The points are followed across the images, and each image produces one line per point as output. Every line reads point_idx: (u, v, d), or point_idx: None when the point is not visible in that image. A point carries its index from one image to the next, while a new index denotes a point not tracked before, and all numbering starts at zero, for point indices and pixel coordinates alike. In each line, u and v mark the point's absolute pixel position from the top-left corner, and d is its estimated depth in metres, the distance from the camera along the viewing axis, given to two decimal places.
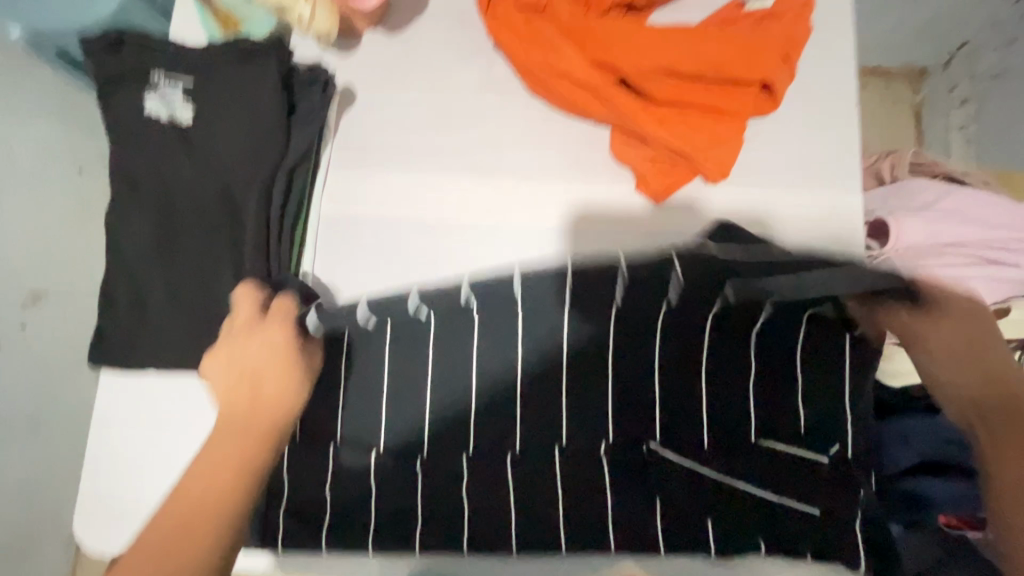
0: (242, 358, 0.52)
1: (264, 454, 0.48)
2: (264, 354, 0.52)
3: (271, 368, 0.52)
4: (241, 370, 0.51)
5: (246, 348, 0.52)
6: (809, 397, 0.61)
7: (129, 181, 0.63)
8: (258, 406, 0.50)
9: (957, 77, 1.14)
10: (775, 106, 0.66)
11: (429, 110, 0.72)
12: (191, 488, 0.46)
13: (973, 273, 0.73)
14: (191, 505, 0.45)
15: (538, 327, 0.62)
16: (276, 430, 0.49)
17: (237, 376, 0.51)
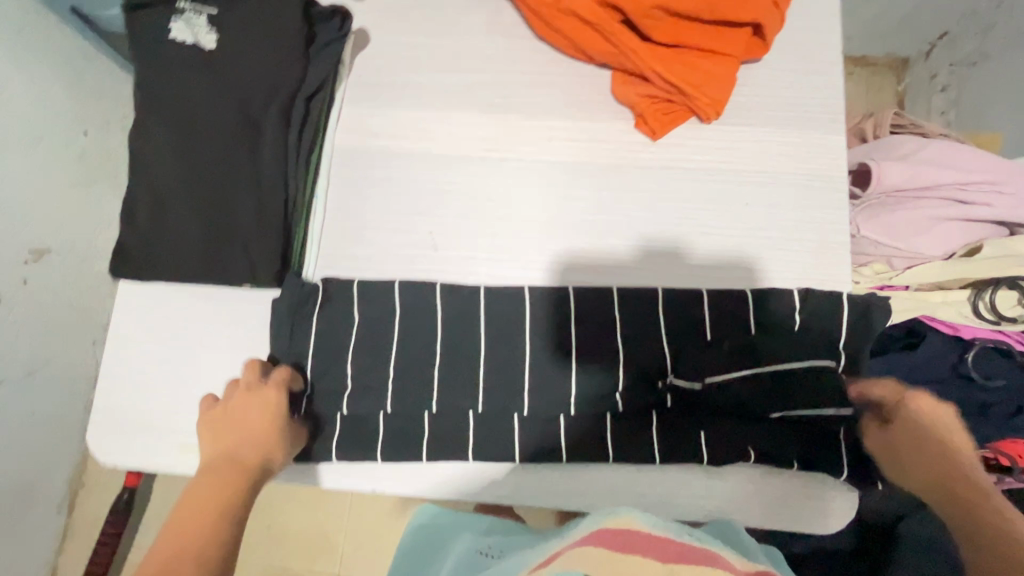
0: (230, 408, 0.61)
1: (251, 468, 0.57)
2: (257, 399, 0.61)
3: (256, 419, 0.61)
4: (226, 412, 0.61)
5: (244, 410, 0.61)
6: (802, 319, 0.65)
7: (153, 102, 0.66)
8: (246, 449, 0.58)
9: (937, 65, 1.20)
10: (765, 49, 0.71)
11: (440, 51, 0.76)
12: (195, 519, 0.52)
13: (944, 214, 0.79)
14: (192, 524, 0.51)
15: (538, 255, 0.70)
16: (253, 452, 0.59)
17: (231, 420, 0.61)
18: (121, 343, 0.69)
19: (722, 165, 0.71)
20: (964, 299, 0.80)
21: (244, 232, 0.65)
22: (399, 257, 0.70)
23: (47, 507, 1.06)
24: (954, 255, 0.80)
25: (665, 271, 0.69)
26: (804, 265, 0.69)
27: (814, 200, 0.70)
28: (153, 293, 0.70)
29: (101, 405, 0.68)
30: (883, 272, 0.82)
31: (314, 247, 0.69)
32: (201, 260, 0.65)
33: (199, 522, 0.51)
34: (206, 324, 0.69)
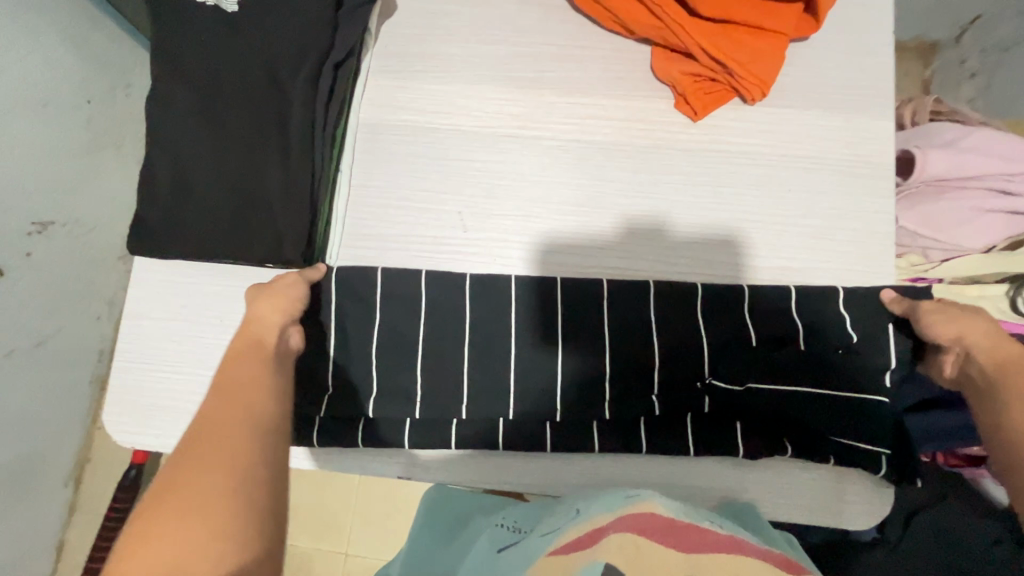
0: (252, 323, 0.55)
1: (269, 364, 0.52)
2: (266, 294, 0.57)
3: (275, 300, 0.57)
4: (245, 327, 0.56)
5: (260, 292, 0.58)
6: (850, 313, 0.63)
7: (174, 68, 0.63)
8: (254, 352, 0.52)
9: (968, 51, 1.16)
10: (817, 27, 0.67)
11: (469, 21, 0.72)
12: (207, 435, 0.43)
13: (987, 205, 0.77)
14: (199, 460, 0.41)
15: (570, 239, 0.68)
16: (267, 350, 0.53)
17: (247, 313, 0.57)
18: (137, 320, 0.67)
19: (765, 148, 0.68)
20: (1001, 295, 0.76)
21: (268, 207, 0.62)
22: (427, 239, 0.68)
23: (54, 480, 1.05)
24: (994, 249, 0.78)
25: (703, 257, 0.67)
26: (847, 256, 0.66)
27: (858, 188, 0.68)
28: (169, 269, 0.68)
29: (117, 385, 0.66)
30: (919, 264, 0.80)
31: (339, 226, 0.67)
32: (223, 237, 0.62)
33: (218, 453, 0.42)
34: (226, 303, 0.67)
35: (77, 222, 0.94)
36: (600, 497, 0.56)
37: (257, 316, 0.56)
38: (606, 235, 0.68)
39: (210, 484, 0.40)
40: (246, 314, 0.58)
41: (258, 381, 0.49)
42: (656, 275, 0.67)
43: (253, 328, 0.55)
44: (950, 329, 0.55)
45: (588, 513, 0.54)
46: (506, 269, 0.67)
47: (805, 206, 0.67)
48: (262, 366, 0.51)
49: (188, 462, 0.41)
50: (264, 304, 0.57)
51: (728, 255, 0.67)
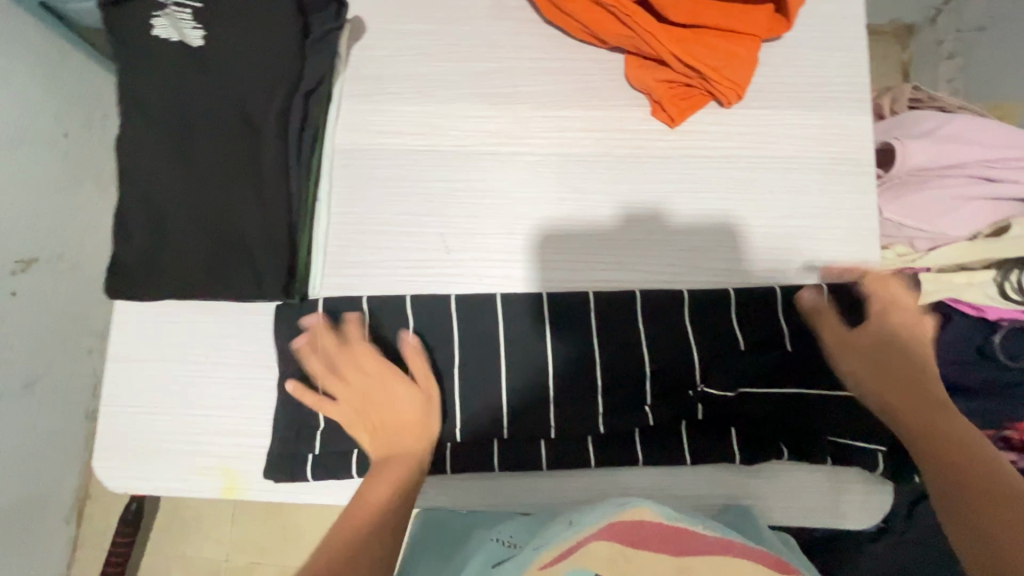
0: (364, 406, 0.60)
1: (410, 472, 0.57)
2: (400, 401, 0.60)
3: (405, 411, 0.60)
4: (373, 413, 0.60)
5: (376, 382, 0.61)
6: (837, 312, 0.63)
7: (142, 106, 0.62)
8: (396, 456, 0.58)
9: (944, 33, 1.16)
10: (788, 27, 0.67)
11: (440, 38, 0.71)
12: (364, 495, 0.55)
13: (970, 192, 0.77)
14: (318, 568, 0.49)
15: (555, 253, 0.67)
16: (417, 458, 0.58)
17: (360, 401, 0.61)
18: (122, 363, 0.66)
19: (745, 150, 0.68)
20: (989, 281, 0.76)
21: (247, 242, 0.61)
22: (411, 262, 0.67)
23: (55, 520, 1.03)
24: (979, 236, 0.77)
25: (690, 265, 0.66)
26: (833, 254, 0.66)
27: (841, 185, 0.67)
28: (152, 310, 0.67)
29: (105, 431, 0.65)
30: (906, 254, 0.79)
31: (320, 254, 0.65)
32: (202, 275, 0.61)
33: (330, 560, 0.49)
34: (211, 340, 0.66)
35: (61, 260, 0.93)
36: (594, 506, 0.52)
37: (394, 410, 0.60)
38: (591, 247, 0.67)
39: (350, 531, 0.52)
40: (343, 394, 0.61)
41: (395, 444, 0.59)
42: (643, 285, 0.66)
43: (386, 417, 0.60)
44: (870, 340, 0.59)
45: (582, 524, 0.49)
46: (492, 288, 0.66)
47: (788, 206, 0.67)
48: (410, 470, 0.57)
49: (350, 508, 0.54)
50: (400, 397, 0.60)
51: (715, 261, 0.66)
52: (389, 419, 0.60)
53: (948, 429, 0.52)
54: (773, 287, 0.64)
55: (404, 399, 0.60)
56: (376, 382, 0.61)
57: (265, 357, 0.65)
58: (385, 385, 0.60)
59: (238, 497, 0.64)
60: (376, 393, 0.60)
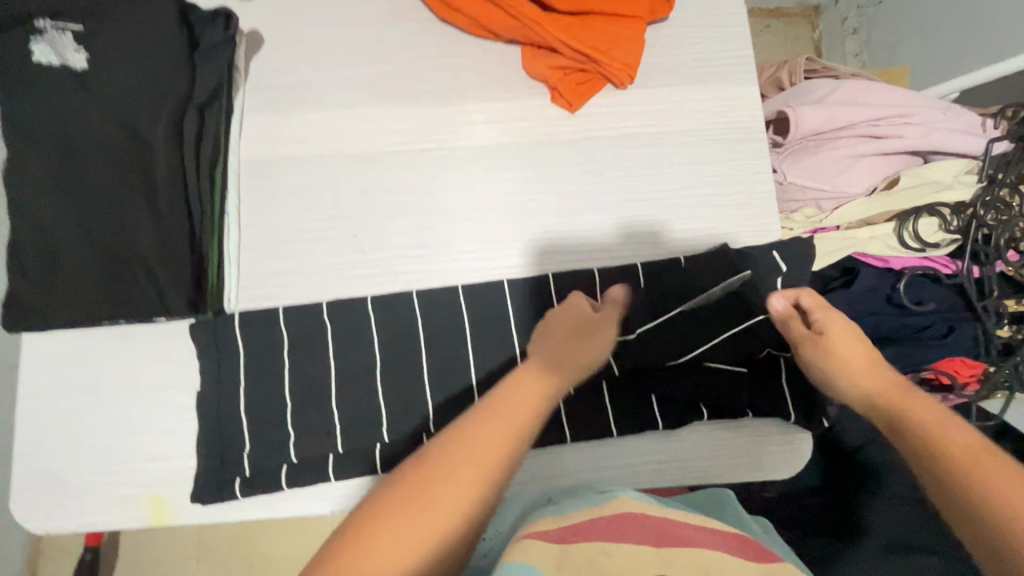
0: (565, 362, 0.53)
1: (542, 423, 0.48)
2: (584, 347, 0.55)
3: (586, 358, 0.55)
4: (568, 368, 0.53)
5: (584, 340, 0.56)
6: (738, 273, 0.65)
7: (25, 132, 0.60)
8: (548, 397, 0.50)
9: (846, 9, 1.22)
10: (669, 9, 0.70)
11: (340, 45, 0.72)
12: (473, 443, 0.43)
13: (862, 150, 0.81)
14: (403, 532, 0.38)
15: (469, 245, 0.68)
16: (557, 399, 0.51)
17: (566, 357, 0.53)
18: (34, 401, 0.64)
19: (644, 129, 0.71)
20: (890, 232, 0.81)
21: (146, 261, 0.60)
22: (326, 269, 0.67)
23: None
24: (875, 190, 0.82)
25: (602, 243, 0.68)
26: (734, 219, 0.69)
27: (735, 154, 0.70)
28: (62, 342, 0.65)
29: (19, 472, 0.63)
30: (814, 215, 0.83)
31: (232, 266, 0.65)
32: (104, 298, 0.60)
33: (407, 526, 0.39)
34: (127, 366, 0.64)
35: None
36: (582, 499, 0.51)
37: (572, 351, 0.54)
38: (505, 235, 0.68)
39: (454, 490, 0.41)
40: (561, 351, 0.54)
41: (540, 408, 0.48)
42: (558, 268, 0.68)
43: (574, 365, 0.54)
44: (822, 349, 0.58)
45: (568, 511, 0.48)
46: (410, 284, 0.67)
47: (689, 178, 0.70)
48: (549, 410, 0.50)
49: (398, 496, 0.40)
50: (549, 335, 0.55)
51: (623, 237, 0.68)
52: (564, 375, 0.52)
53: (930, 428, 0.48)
54: (676, 257, 0.67)
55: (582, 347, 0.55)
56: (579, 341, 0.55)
57: (186, 377, 0.64)
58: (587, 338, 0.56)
59: (168, 522, 0.62)
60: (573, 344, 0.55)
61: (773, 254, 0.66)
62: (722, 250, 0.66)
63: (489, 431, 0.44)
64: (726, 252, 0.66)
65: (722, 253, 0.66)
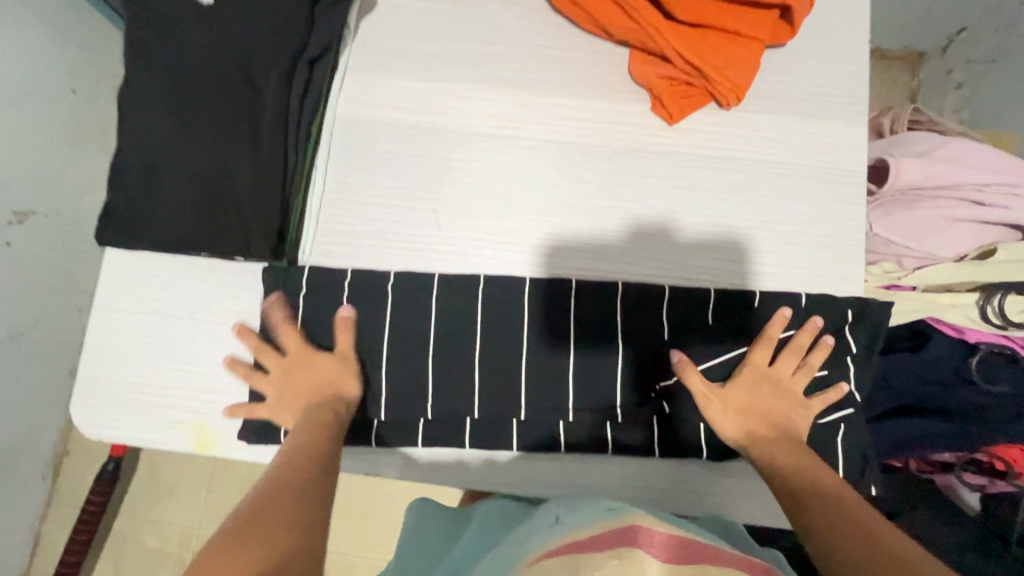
0: (291, 380, 0.61)
1: (319, 456, 0.53)
2: (321, 369, 0.61)
3: (335, 379, 0.61)
4: (304, 388, 0.61)
5: (319, 363, 0.61)
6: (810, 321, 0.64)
7: (145, 58, 0.63)
8: (310, 445, 0.54)
9: (954, 61, 1.16)
10: (792, 34, 0.68)
11: (450, 19, 0.72)
12: (292, 488, 0.47)
13: (961, 215, 0.78)
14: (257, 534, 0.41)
15: (543, 241, 0.68)
16: (316, 443, 0.54)
17: (306, 387, 0.61)
18: (107, 313, 0.67)
19: (741, 154, 0.69)
20: (972, 303, 0.77)
21: (237, 200, 0.63)
22: (399, 239, 0.67)
23: (29, 477, 1.03)
24: (965, 257, 0.79)
25: (679, 263, 0.67)
26: (818, 262, 0.67)
27: (831, 195, 0.68)
28: (142, 262, 0.67)
29: (82, 378, 0.65)
30: (893, 271, 0.81)
31: (311, 223, 0.67)
32: (192, 227, 0.62)
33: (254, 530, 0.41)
34: (197, 298, 0.66)
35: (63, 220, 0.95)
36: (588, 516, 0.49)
37: (321, 379, 0.61)
38: (581, 238, 0.68)
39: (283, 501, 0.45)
40: (299, 372, 0.61)
41: (310, 444, 0.54)
42: (632, 280, 0.67)
43: (325, 391, 0.61)
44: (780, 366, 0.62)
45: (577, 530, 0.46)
46: (478, 269, 0.67)
47: (778, 213, 0.68)
48: (320, 438, 0.55)
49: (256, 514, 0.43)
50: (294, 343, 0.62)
51: (702, 262, 0.67)
52: (326, 393, 0.60)
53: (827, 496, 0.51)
54: (752, 291, 0.65)
55: (323, 366, 0.62)
56: (296, 365, 0.62)
57: (249, 319, 0.66)
58: (304, 358, 0.62)
59: (212, 453, 0.64)
60: (297, 373, 0.61)
61: (849, 311, 0.65)
62: (797, 297, 0.65)
63: (296, 466, 0.50)
64: (801, 299, 0.65)
65: (797, 298, 0.65)
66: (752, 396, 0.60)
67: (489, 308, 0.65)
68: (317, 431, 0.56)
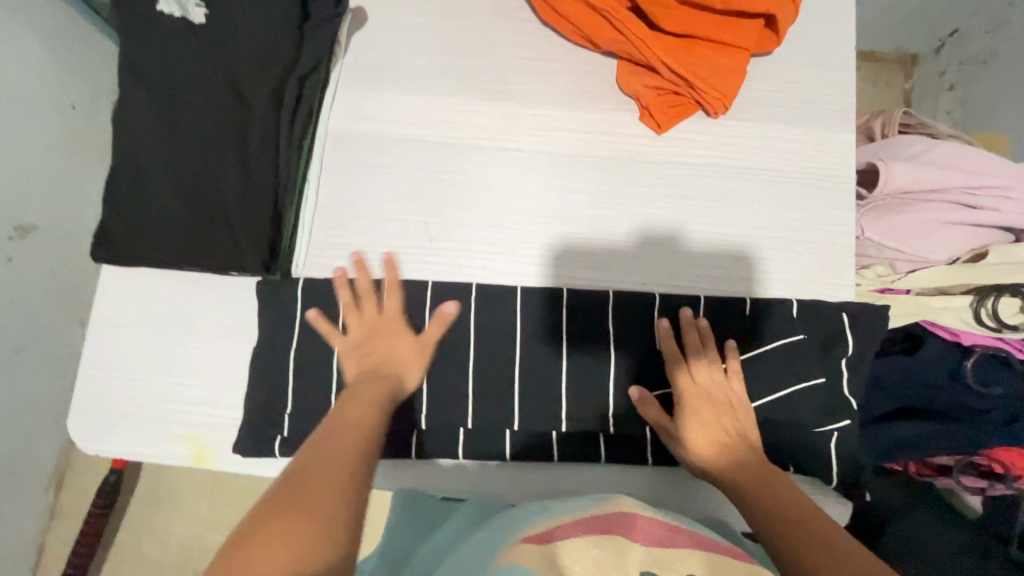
0: (371, 343, 0.59)
1: (372, 427, 0.50)
2: (403, 348, 0.59)
3: (401, 364, 0.58)
4: (372, 349, 0.59)
5: (400, 335, 0.60)
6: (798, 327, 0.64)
7: (139, 77, 0.64)
8: (368, 411, 0.51)
9: (947, 63, 1.16)
10: (778, 42, 0.68)
11: (440, 33, 0.73)
12: (331, 448, 0.46)
13: (952, 218, 0.78)
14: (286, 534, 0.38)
15: (535, 250, 0.68)
16: (376, 412, 0.51)
17: (365, 353, 0.59)
18: (104, 329, 0.67)
19: (730, 161, 0.69)
20: (965, 306, 0.77)
21: (230, 215, 0.63)
22: (392, 250, 0.68)
23: (30, 490, 1.04)
24: (958, 261, 0.79)
25: (669, 271, 0.67)
26: (808, 268, 0.67)
27: (820, 201, 0.68)
28: (138, 278, 0.68)
29: (80, 394, 0.66)
30: (885, 275, 0.80)
31: (303, 236, 0.67)
32: (184, 243, 0.63)
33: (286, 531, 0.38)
34: (192, 311, 0.67)
35: (63, 235, 0.96)
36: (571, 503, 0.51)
37: (392, 347, 0.59)
38: (572, 247, 0.68)
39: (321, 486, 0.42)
40: (382, 339, 0.60)
41: (358, 419, 0.50)
42: (623, 288, 0.67)
43: (391, 367, 0.58)
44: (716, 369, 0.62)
45: (555, 516, 0.49)
46: (471, 278, 0.68)
47: (767, 219, 0.68)
48: (375, 410, 0.52)
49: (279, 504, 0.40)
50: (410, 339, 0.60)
51: (692, 270, 0.67)
52: (389, 368, 0.57)
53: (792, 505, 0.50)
54: (742, 298, 0.66)
55: (402, 347, 0.59)
56: (385, 328, 0.60)
57: (244, 332, 0.67)
58: (388, 335, 0.60)
59: (208, 466, 0.65)
60: (387, 335, 0.60)
61: (842, 317, 0.65)
62: (785, 302, 0.65)
63: (336, 443, 0.47)
64: (790, 304, 0.65)
65: (785, 303, 0.65)
66: (710, 427, 0.59)
67: (481, 317, 0.65)
68: (376, 412, 0.51)
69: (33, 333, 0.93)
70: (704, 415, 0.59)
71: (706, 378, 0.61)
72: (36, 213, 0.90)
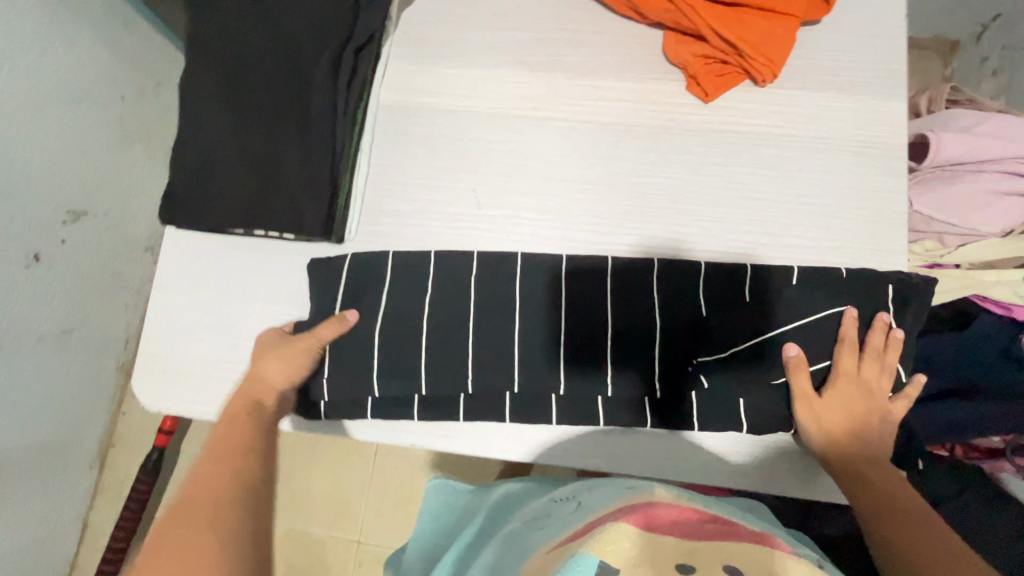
0: (255, 373, 0.63)
1: (263, 427, 0.59)
2: (276, 362, 0.63)
3: (284, 373, 0.63)
4: (258, 378, 0.63)
5: (267, 356, 0.63)
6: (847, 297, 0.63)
7: (205, 50, 0.67)
8: (261, 409, 0.61)
9: (989, 50, 1.13)
10: (827, 10, 0.68)
11: (486, 8, 0.74)
12: (228, 453, 0.55)
13: (1004, 189, 0.77)
14: (175, 540, 0.44)
15: (581, 218, 0.69)
16: (263, 406, 0.61)
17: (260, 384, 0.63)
18: (166, 293, 0.70)
19: (777, 129, 0.69)
20: (1019, 280, 0.77)
21: (289, 181, 0.66)
22: (442, 218, 0.70)
23: (79, 463, 1.08)
24: (1011, 233, 0.78)
25: (716, 237, 0.68)
26: (858, 235, 0.67)
27: (870, 169, 0.68)
28: (198, 244, 0.71)
29: (144, 353, 0.69)
30: (935, 249, 0.79)
31: (357, 203, 0.69)
32: (248, 207, 0.66)
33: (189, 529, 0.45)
34: (249, 276, 0.70)
35: (111, 219, 1.00)
36: (603, 489, 0.51)
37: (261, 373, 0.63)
38: (618, 215, 0.69)
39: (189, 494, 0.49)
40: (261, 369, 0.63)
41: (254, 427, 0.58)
42: (673, 255, 0.67)
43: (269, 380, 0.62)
44: (880, 365, 0.61)
45: (591, 510, 0.47)
46: (518, 245, 0.69)
47: (816, 187, 0.68)
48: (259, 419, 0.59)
49: (187, 518, 0.47)
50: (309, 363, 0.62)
51: (740, 237, 0.67)
52: (277, 380, 0.63)
53: (898, 498, 0.54)
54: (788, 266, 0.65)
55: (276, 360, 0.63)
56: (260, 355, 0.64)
57: (299, 296, 0.69)
58: (265, 355, 0.63)
59: None
60: (257, 361, 0.64)
61: (887, 287, 0.63)
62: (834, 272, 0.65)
63: (215, 448, 0.55)
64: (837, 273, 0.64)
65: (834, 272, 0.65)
66: (850, 414, 0.60)
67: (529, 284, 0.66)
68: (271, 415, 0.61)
69: (83, 312, 0.97)
70: (855, 393, 0.60)
71: (872, 367, 0.61)
72: (88, 196, 0.94)
